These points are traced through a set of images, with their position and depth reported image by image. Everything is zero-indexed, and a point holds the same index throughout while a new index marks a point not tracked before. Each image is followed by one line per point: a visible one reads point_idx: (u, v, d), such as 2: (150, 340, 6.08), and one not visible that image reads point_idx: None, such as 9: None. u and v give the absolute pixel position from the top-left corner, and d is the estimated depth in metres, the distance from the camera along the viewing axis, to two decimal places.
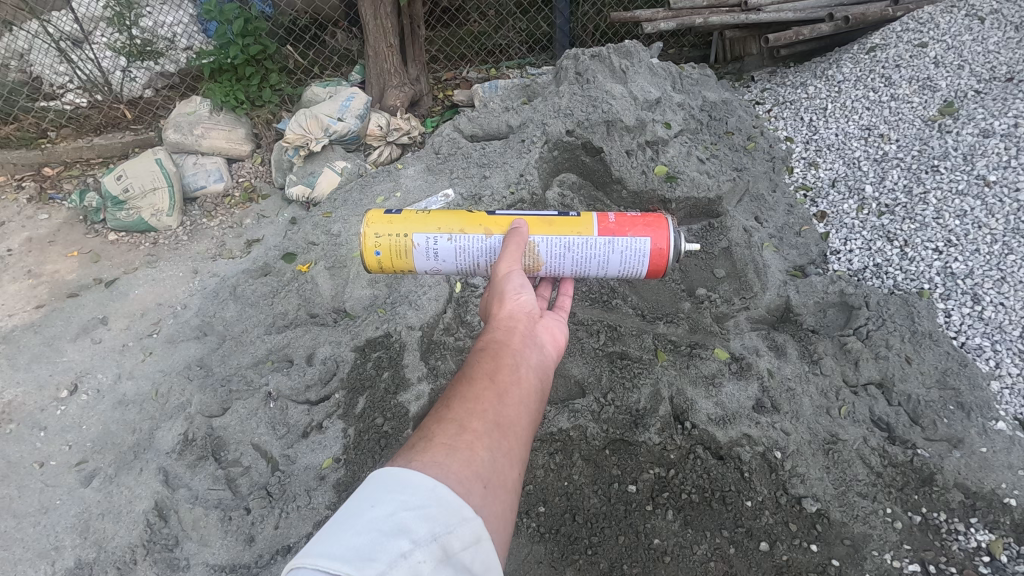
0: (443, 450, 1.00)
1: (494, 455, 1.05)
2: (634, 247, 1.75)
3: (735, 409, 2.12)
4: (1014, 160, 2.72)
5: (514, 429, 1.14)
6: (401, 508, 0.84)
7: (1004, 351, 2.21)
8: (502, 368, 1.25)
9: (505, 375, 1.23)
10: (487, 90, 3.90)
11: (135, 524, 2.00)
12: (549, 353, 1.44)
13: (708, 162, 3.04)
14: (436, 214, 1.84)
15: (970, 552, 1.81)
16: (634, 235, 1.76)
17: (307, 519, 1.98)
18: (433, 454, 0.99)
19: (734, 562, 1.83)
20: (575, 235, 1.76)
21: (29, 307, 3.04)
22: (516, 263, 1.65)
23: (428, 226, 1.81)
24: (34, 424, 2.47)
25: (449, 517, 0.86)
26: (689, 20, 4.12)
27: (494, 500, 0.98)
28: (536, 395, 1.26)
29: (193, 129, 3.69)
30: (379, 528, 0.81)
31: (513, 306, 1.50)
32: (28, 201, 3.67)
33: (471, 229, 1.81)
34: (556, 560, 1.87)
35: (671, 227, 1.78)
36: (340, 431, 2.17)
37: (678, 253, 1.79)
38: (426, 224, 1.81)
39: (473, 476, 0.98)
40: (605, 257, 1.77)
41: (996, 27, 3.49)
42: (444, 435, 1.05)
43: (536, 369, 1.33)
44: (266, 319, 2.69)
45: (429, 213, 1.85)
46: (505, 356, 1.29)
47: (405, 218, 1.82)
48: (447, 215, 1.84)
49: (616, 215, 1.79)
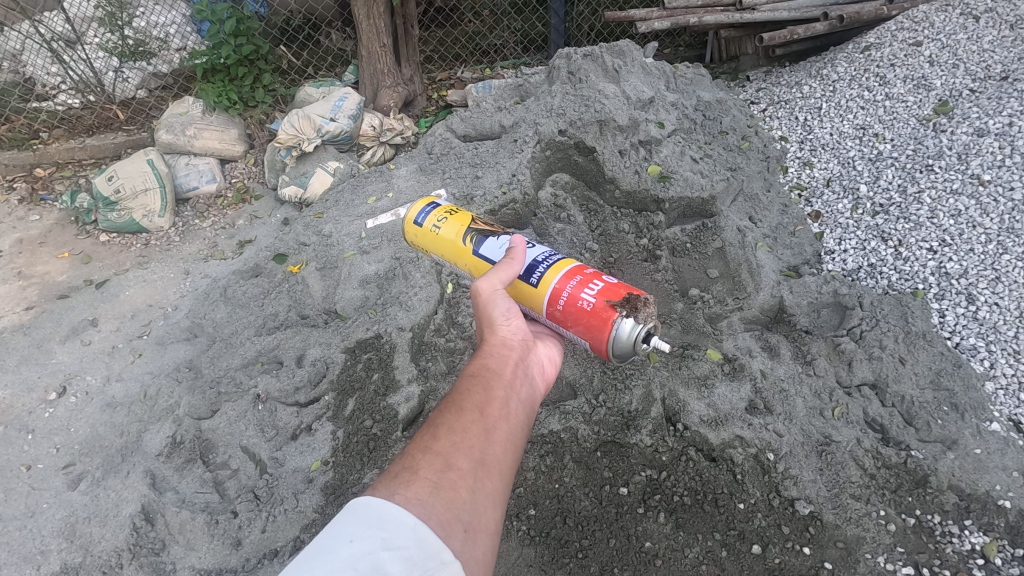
0: (426, 486, 0.98)
1: (476, 496, 1.02)
2: (576, 342, 1.62)
3: (727, 411, 2.09)
4: (1008, 160, 2.70)
5: (501, 467, 1.11)
6: (379, 548, 0.82)
7: (998, 351, 2.19)
8: (492, 400, 1.23)
9: (494, 409, 1.21)
10: (481, 90, 3.90)
11: (121, 528, 1.97)
12: (537, 386, 1.42)
13: (702, 162, 3.02)
14: (446, 231, 1.87)
15: (964, 554, 1.79)
16: (576, 330, 1.59)
17: (294, 522, 1.95)
18: (414, 493, 0.96)
19: (725, 565, 1.80)
20: (528, 305, 1.68)
21: (19, 309, 3.01)
22: (498, 283, 1.55)
23: (433, 246, 1.91)
24: (22, 426, 2.45)
25: (428, 559, 0.84)
26: (683, 20, 4.07)
27: (474, 545, 0.95)
28: (522, 431, 1.23)
29: (186, 129, 3.64)
30: (355, 568, 0.78)
31: (505, 333, 1.46)
32: (19, 202, 3.65)
33: (458, 264, 1.87)
34: (546, 563, 1.84)
35: (614, 332, 1.52)
36: (329, 433, 2.14)
37: (625, 355, 1.56)
38: (434, 245, 1.91)
39: (454, 519, 0.95)
40: (555, 331, 1.69)
41: (991, 26, 3.47)
42: (429, 469, 1.02)
43: (525, 404, 1.30)
44: (256, 319, 2.67)
45: (441, 228, 1.88)
46: (495, 388, 1.27)
47: (420, 231, 1.93)
48: (453, 233, 1.85)
49: (567, 291, 1.59)
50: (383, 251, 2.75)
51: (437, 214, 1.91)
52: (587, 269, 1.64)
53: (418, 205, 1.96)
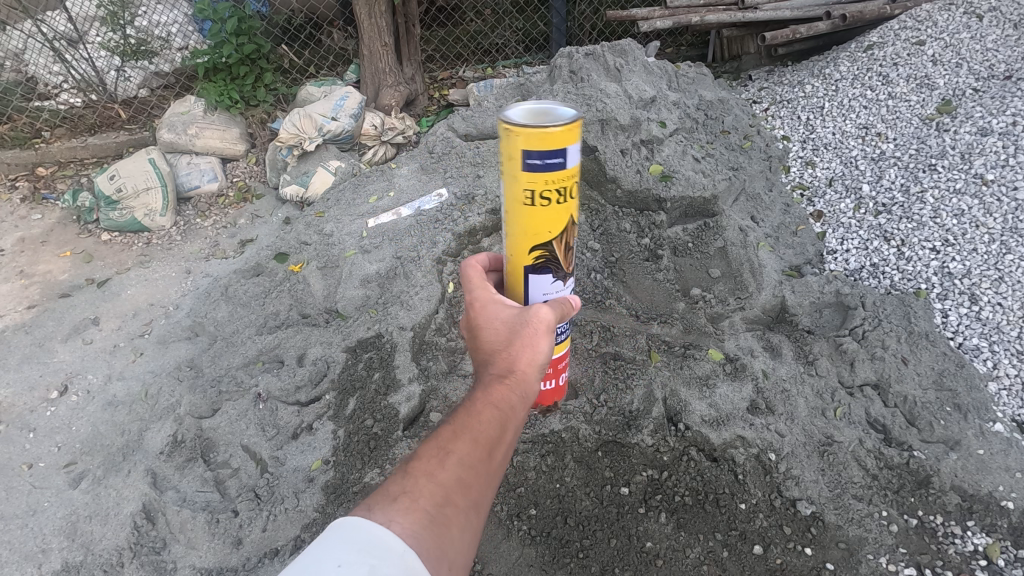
0: (422, 521, 0.95)
1: (464, 539, 1.00)
2: None
3: (729, 410, 2.09)
4: (1012, 159, 2.68)
5: (490, 508, 1.09)
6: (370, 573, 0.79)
7: (1002, 351, 2.18)
8: (505, 439, 1.16)
9: (504, 448, 1.15)
10: (481, 89, 3.86)
11: (122, 526, 1.97)
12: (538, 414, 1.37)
13: (704, 161, 3.02)
14: (526, 214, 1.30)
15: (967, 556, 1.78)
16: None
17: (294, 521, 1.94)
18: (408, 524, 0.94)
19: (727, 565, 1.79)
20: None
21: (21, 308, 3.02)
22: (558, 315, 1.35)
23: (516, 204, 1.30)
24: (24, 425, 2.46)
25: None
26: (686, 19, 4.05)
27: None
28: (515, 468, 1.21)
29: (187, 129, 3.64)
30: None
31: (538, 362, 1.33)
32: (22, 201, 3.66)
33: (509, 242, 1.38)
34: (546, 563, 1.84)
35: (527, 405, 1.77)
36: (330, 433, 2.14)
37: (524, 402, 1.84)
38: (519, 205, 1.29)
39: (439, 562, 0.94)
40: None
41: (995, 25, 3.46)
42: (427, 500, 0.99)
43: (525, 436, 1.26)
44: (257, 318, 2.67)
45: (534, 207, 1.29)
46: (512, 424, 1.19)
47: (531, 183, 1.25)
48: (531, 229, 1.33)
49: None
50: (384, 250, 2.75)
51: (552, 188, 1.26)
52: (562, 361, 1.68)
53: (554, 152, 1.19)
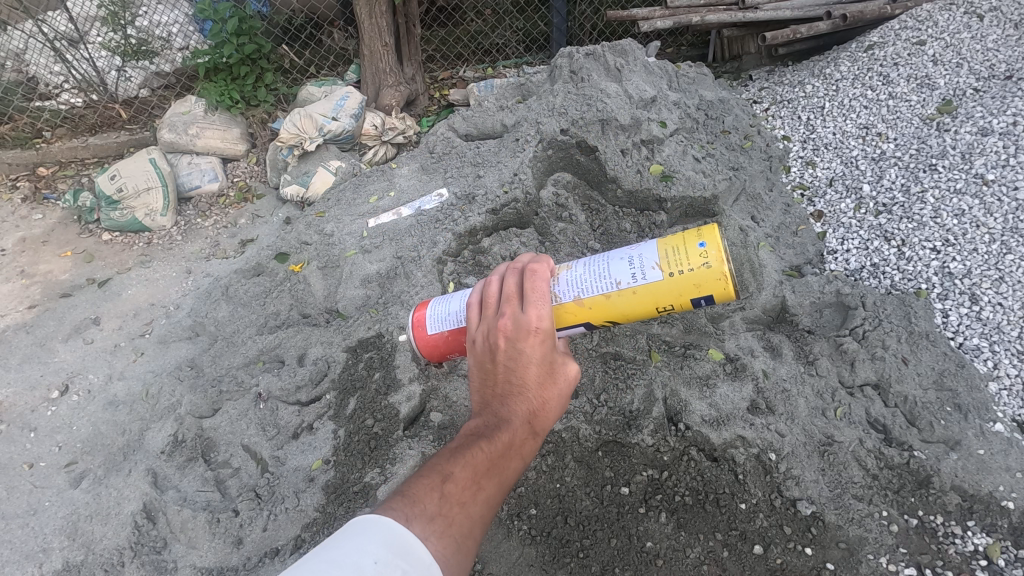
0: (452, 546, 0.98)
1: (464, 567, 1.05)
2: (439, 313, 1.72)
3: (729, 410, 2.08)
4: (1013, 159, 2.68)
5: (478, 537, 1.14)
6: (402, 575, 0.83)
7: (1002, 351, 2.19)
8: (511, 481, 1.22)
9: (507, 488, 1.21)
10: (482, 89, 3.87)
11: (123, 526, 1.97)
12: None
13: (704, 161, 3.02)
14: (642, 304, 1.53)
15: (967, 556, 1.78)
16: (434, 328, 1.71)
17: (295, 521, 1.93)
18: (442, 545, 0.96)
19: (728, 565, 1.80)
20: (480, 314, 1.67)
21: (22, 308, 3.02)
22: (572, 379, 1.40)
23: (653, 296, 1.52)
24: (25, 425, 2.46)
25: None
26: (686, 19, 4.05)
27: None
28: None
29: (188, 129, 3.65)
30: None
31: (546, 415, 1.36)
32: (23, 201, 3.66)
33: (606, 299, 1.55)
34: (546, 563, 1.84)
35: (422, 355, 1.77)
36: (330, 432, 2.13)
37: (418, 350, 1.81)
38: (652, 298, 1.52)
39: None
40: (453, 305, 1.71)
41: (996, 24, 3.46)
42: (459, 528, 1.02)
43: None
44: (257, 318, 2.67)
45: (659, 307, 1.54)
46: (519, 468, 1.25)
47: (681, 300, 1.52)
48: (636, 311, 1.55)
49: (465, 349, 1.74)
50: (384, 250, 2.75)
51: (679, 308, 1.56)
52: None
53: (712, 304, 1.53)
